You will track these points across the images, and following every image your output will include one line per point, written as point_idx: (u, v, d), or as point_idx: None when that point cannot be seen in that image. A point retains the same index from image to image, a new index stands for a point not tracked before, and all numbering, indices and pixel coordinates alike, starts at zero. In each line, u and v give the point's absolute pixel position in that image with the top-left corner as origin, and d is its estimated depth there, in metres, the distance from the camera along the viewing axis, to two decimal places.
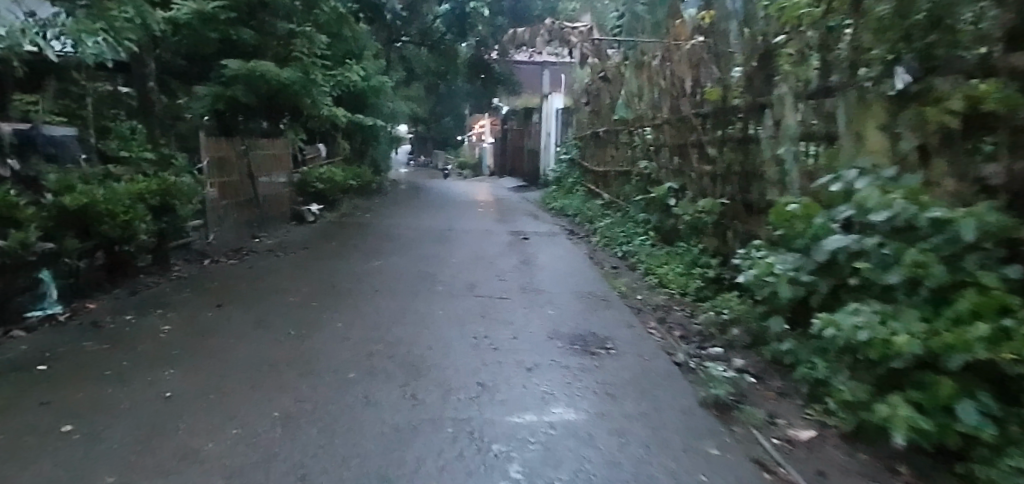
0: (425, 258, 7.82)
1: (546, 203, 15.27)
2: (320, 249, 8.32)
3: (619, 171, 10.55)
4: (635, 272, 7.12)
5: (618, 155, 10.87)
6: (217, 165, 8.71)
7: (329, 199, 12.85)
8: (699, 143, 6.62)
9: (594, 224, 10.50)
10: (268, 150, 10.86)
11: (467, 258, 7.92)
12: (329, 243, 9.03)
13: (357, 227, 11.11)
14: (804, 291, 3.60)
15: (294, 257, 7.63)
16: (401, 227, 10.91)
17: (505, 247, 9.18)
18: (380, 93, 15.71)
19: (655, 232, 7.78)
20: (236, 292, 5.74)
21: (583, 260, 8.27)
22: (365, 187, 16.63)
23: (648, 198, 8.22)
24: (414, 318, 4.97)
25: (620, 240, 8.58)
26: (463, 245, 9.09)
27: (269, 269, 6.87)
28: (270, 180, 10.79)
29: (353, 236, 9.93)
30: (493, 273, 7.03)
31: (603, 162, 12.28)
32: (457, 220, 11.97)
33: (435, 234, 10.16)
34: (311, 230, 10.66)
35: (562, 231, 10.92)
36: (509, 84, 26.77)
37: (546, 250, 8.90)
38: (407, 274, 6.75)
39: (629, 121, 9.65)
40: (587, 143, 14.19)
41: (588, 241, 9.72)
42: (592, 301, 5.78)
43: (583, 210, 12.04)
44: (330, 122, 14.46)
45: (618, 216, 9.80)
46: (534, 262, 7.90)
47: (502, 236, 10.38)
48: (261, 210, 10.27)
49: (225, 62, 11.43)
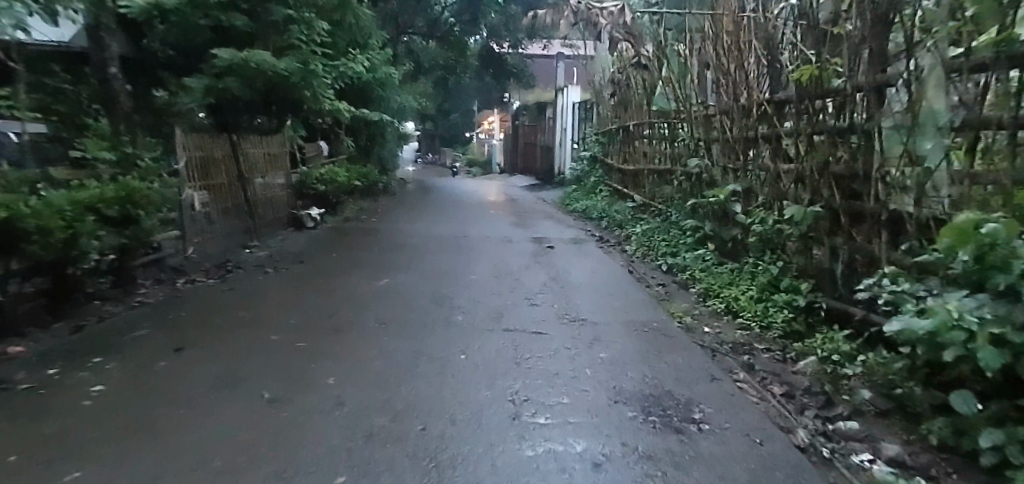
0: (439, 274, 6.66)
1: (565, 203, 14.09)
2: (317, 263, 7.18)
3: (655, 170, 9.33)
4: (690, 294, 5.93)
5: (653, 152, 9.65)
6: (201, 165, 7.58)
7: (331, 202, 11.74)
8: (772, 136, 5.43)
9: (628, 230, 9.27)
10: (263, 149, 9.73)
11: (488, 274, 6.74)
12: (329, 254, 7.89)
13: (361, 234, 9.97)
14: (1014, 355, 2.41)
15: (285, 274, 6.48)
16: (411, 234, 9.75)
17: (529, 258, 8.00)
18: (386, 85, 14.59)
19: (709, 243, 6.58)
20: (206, 325, 4.61)
21: (624, 273, 7.07)
22: (371, 188, 15.51)
23: (698, 203, 7.03)
24: (429, 367, 3.82)
25: (664, 252, 7.38)
26: (482, 256, 7.92)
27: (254, 291, 5.74)
28: (265, 182, 9.66)
29: (357, 245, 8.76)
30: (521, 293, 5.86)
31: (633, 159, 11.05)
32: (472, 226, 10.81)
33: (448, 242, 8.99)
34: (309, 239, 9.51)
35: (589, 237, 9.73)
36: (521, 78, 25.54)
37: (577, 262, 7.69)
38: (419, 298, 5.59)
39: (669, 113, 8.44)
40: (612, 139, 12.96)
41: (622, 250, 8.50)
42: (652, 336, 4.59)
43: (611, 213, 10.81)
44: (333, 118, 13.33)
45: (657, 221, 8.58)
46: (567, 277, 6.72)
47: (523, 243, 9.21)
48: (254, 217, 9.10)
49: (216, 52, 10.33)
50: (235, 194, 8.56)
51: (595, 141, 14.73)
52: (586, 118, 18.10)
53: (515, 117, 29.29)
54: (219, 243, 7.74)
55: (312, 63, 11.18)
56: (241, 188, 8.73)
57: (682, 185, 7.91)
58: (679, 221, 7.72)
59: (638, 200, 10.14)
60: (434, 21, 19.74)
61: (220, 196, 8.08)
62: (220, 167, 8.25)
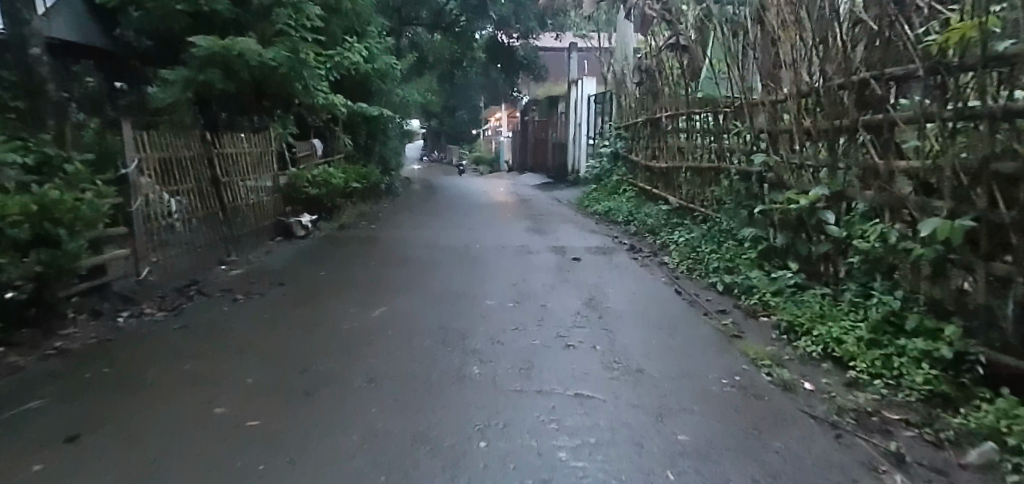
0: (446, 300, 5.42)
1: (584, 204, 12.85)
2: (301, 286, 5.94)
3: (696, 168, 8.06)
4: (767, 328, 4.67)
5: (692, 148, 8.37)
6: (166, 168, 6.39)
7: (326, 207, 10.58)
8: (880, 125, 4.16)
9: (665, 239, 8.01)
10: (248, 148, 8.53)
11: (507, 299, 5.50)
12: (316, 272, 6.66)
13: (358, 244, 8.76)
14: None
15: (259, 302, 5.25)
16: (414, 245, 8.53)
17: (552, 273, 6.76)
18: (387, 78, 13.40)
19: (782, 261, 5.34)
20: (133, 391, 3.38)
21: (671, 296, 5.80)
22: (372, 190, 14.34)
23: (764, 210, 5.78)
24: (434, 469, 2.54)
25: (717, 269, 6.14)
26: (498, 272, 6.68)
27: (213, 329, 4.51)
28: (249, 185, 8.46)
29: (352, 259, 7.55)
30: (551, 328, 4.63)
31: (665, 156, 9.79)
32: (483, 232, 9.58)
33: (458, 254, 7.74)
34: (297, 251, 8.30)
35: (618, 246, 8.48)
36: (532, 71, 24.28)
37: (610, 280, 6.43)
38: (424, 338, 4.35)
39: (717, 103, 7.20)
40: (637, 134, 11.69)
41: (661, 263, 7.25)
42: (742, 401, 3.32)
43: (641, 218, 9.54)
44: (329, 114, 12.15)
45: (701, 229, 7.32)
46: (604, 301, 5.47)
47: (544, 255, 7.97)
48: (235, 227, 7.91)
49: (193, 39, 9.19)
50: (210, 201, 7.36)
51: (617, 137, 13.47)
52: (605, 112, 16.82)
53: (525, 113, 28.02)
54: (186, 259, 6.54)
55: (302, 52, 10.02)
56: (217, 194, 7.52)
57: (736, 186, 6.64)
58: (734, 230, 6.46)
59: (674, 202, 8.87)
60: (439, 11, 18.58)
61: (192, 204, 6.88)
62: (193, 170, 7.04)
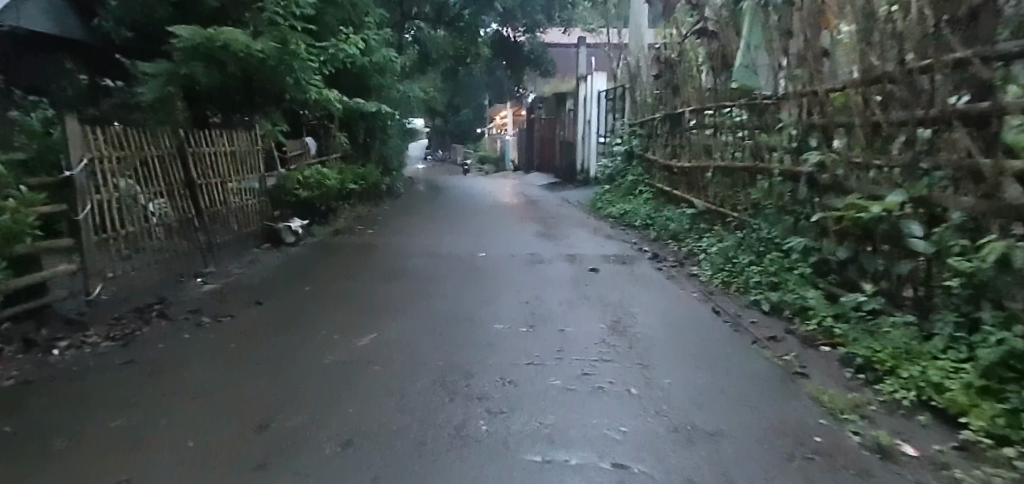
0: (446, 325, 4.62)
1: (596, 206, 12.06)
2: (281, 305, 5.14)
3: (726, 169, 7.26)
4: (836, 364, 3.86)
5: (721, 147, 7.57)
6: (131, 170, 5.60)
7: (320, 211, 9.84)
8: (980, 115, 3.35)
9: (694, 248, 7.20)
10: (231, 147, 7.73)
11: (518, 322, 4.69)
12: (300, 287, 5.86)
13: (354, 252, 7.99)
14: None
15: (227, 328, 4.45)
16: (415, 253, 7.74)
17: (568, 287, 5.95)
18: (386, 72, 12.65)
19: (852, 282, 4.52)
20: (38, 456, 2.56)
21: (710, 318, 4.97)
22: (371, 191, 13.58)
23: (822, 220, 4.98)
24: None
25: (762, 286, 5.33)
26: (506, 286, 5.88)
27: (163, 366, 3.70)
28: (231, 188, 7.67)
29: (343, 270, 6.75)
30: (572, 364, 3.81)
31: (688, 155, 8.99)
32: (489, 238, 8.79)
33: (462, 266, 6.93)
34: (284, 261, 7.50)
35: (639, 254, 7.68)
36: (539, 67, 23.48)
37: (635, 296, 5.62)
38: (417, 378, 3.54)
39: (755, 97, 6.41)
40: (654, 131, 10.89)
41: (692, 276, 6.44)
42: (834, 476, 2.45)
43: (663, 223, 8.73)
44: (323, 110, 11.41)
45: (736, 236, 6.50)
46: (632, 326, 4.66)
47: (558, 264, 7.17)
48: (216, 236, 7.15)
49: (174, 29, 8.46)
50: (186, 206, 6.56)
51: (630, 134, 12.67)
52: (617, 109, 16.02)
53: (531, 110, 27.22)
54: (156, 272, 5.80)
55: (293, 43, 9.27)
56: (194, 199, 6.74)
57: (780, 190, 5.82)
58: (778, 240, 5.65)
59: (700, 206, 8.05)
60: (442, 5, 17.86)
61: (166, 210, 6.12)
62: (166, 172, 6.27)
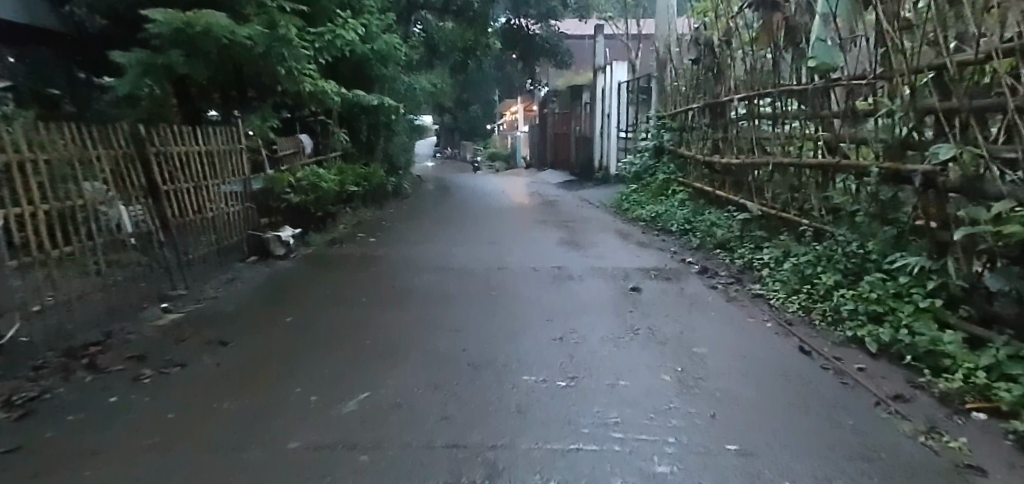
0: (459, 379, 3.48)
1: (623, 207, 10.93)
2: (251, 346, 4.01)
3: (794, 167, 6.10)
4: (1013, 448, 2.69)
5: (786, 139, 6.42)
6: (79, 174, 4.54)
7: (316, 216, 8.80)
8: None
9: (755, 263, 6.06)
10: (210, 146, 6.61)
11: (554, 374, 3.54)
12: (281, 318, 4.74)
13: (352, 266, 6.89)
14: None
15: (170, 387, 3.31)
16: (422, 268, 6.63)
17: (609, 314, 4.80)
18: (392, 63, 11.60)
19: (1011, 325, 3.36)
20: None
21: (804, 366, 3.79)
22: (375, 193, 12.49)
23: (956, 235, 3.79)
24: None
25: (863, 319, 4.22)
26: (533, 315, 4.74)
27: (56, 455, 2.55)
28: (209, 193, 6.55)
29: (336, 292, 5.65)
30: (639, 451, 2.64)
31: (738, 150, 7.83)
32: (507, 248, 7.69)
33: (478, 286, 5.80)
34: (268, 278, 6.39)
35: (684, 268, 6.56)
36: (555, 59, 22.29)
37: (697, 330, 4.46)
38: (420, 481, 2.37)
39: (833, 80, 5.27)
40: (691, 123, 9.73)
41: (758, 299, 5.31)
42: None
43: (709, 230, 7.60)
44: (322, 105, 10.35)
45: (814, 249, 5.36)
46: (706, 380, 3.50)
47: (590, 281, 6.06)
48: (192, 249, 6.09)
49: (148, 12, 7.45)
50: (153, 217, 5.43)
51: (660, 128, 11.53)
52: (642, 102, 14.89)
53: (544, 105, 26.04)
54: (111, 299, 4.77)
55: (283, 27, 8.23)
56: (167, 205, 5.66)
57: (879, 195, 4.68)
58: (878, 258, 4.52)
59: (755, 210, 6.90)
60: None
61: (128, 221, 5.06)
62: (127, 174, 5.19)
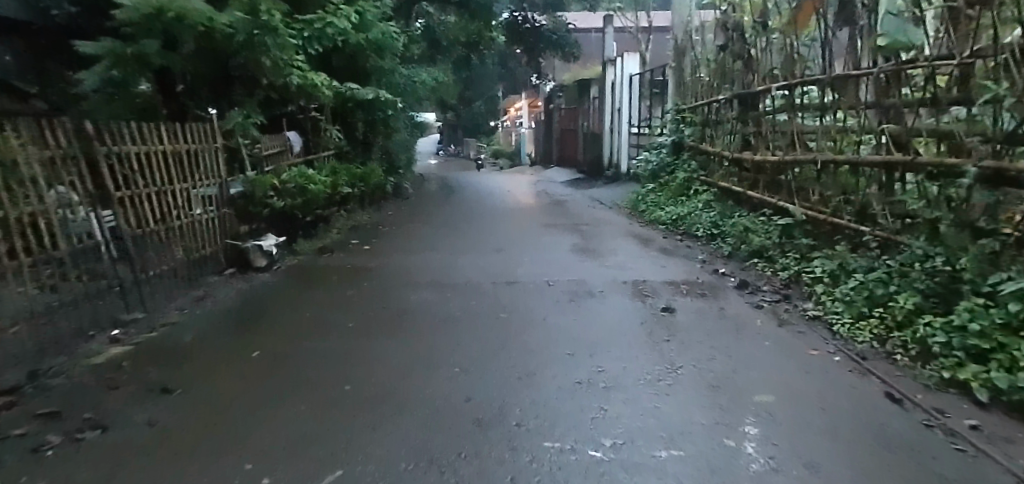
0: (463, 448, 2.64)
1: (640, 209, 10.10)
2: (201, 397, 3.18)
3: (849, 165, 5.28)
4: None
5: (838, 133, 5.58)
6: (15, 180, 3.78)
7: (305, 222, 7.99)
8: None
9: (807, 279, 5.24)
10: (175, 146, 5.75)
11: (586, 439, 2.71)
12: (247, 353, 3.91)
13: (341, 279, 6.08)
14: None
15: (78, 463, 2.48)
16: (420, 283, 5.81)
17: (642, 347, 3.96)
18: (390, 54, 10.79)
19: None
20: None
21: (908, 428, 2.93)
22: (372, 194, 11.71)
23: None
24: None
25: (960, 356, 3.39)
26: (550, 349, 3.91)
27: None
28: (173, 200, 5.69)
29: (318, 315, 4.84)
30: None
31: (773, 146, 7.00)
32: (515, 258, 6.87)
33: (483, 307, 4.96)
34: (242, 296, 5.56)
35: (721, 283, 5.73)
36: (562, 51, 21.39)
37: (754, 371, 3.61)
38: None
39: (902, 62, 4.46)
40: (716, 117, 8.89)
41: (818, 325, 4.49)
42: None
43: (743, 236, 6.78)
44: (314, 100, 9.56)
45: (884, 264, 4.53)
46: (786, 448, 2.65)
47: (615, 298, 5.23)
48: (158, 264, 5.31)
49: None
50: (100, 230, 4.54)
51: (678, 122, 10.70)
52: (656, 95, 14.04)
53: (550, 100, 25.18)
54: (54, 328, 4.01)
55: (266, 12, 7.45)
56: (125, 214, 4.87)
57: (971, 201, 3.83)
58: (974, 279, 3.66)
59: (798, 214, 6.08)
60: None
61: (80, 233, 4.31)
62: (77, 178, 4.41)
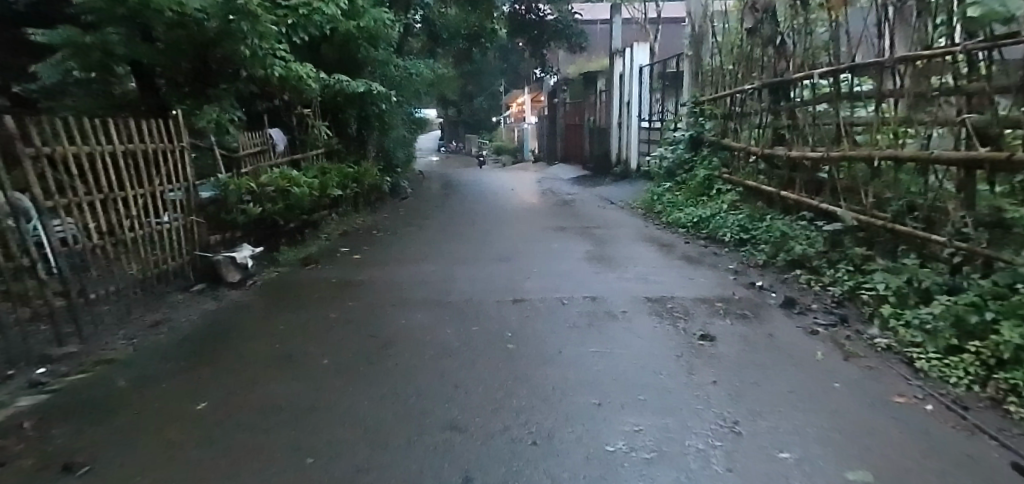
0: None
1: (656, 209, 9.30)
2: (116, 473, 2.41)
3: (917, 163, 4.46)
4: None
5: (899, 125, 4.76)
6: None
7: (288, 228, 7.23)
8: None
9: (868, 298, 4.45)
10: (131, 145, 4.82)
11: None
12: (190, 405, 3.15)
13: (323, 297, 5.31)
14: None
15: None
16: (413, 303, 5.03)
17: (684, 395, 3.17)
18: (384, 43, 10.00)
19: None
20: None
21: None
22: (367, 195, 10.93)
23: None
24: None
25: None
26: (568, 397, 3.13)
27: None
28: (130, 209, 4.76)
29: (292, 345, 4.07)
30: None
31: (811, 140, 6.20)
32: (522, 269, 6.11)
33: (484, 334, 4.18)
34: (206, 316, 4.76)
35: (761, 300, 4.95)
36: (568, 43, 20.54)
37: (834, 431, 2.81)
38: None
39: (991, 37, 3.68)
40: (741, 109, 8.10)
41: (893, 360, 3.69)
42: None
43: (780, 243, 5.98)
44: (301, 93, 8.77)
45: (973, 285, 3.73)
46: None
47: (642, 321, 4.45)
48: (116, 278, 4.53)
49: None
50: (31, 245, 3.68)
51: (695, 115, 9.89)
52: (669, 87, 13.21)
53: (555, 95, 24.36)
54: None
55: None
56: (69, 220, 4.08)
57: None
58: None
59: (849, 220, 5.29)
60: None
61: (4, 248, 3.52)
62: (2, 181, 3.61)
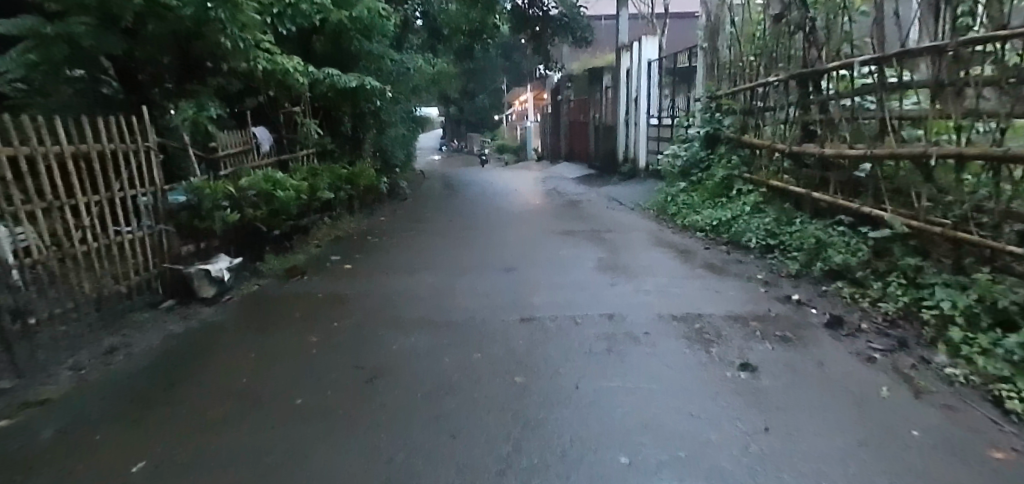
0: None
1: (670, 211, 8.71)
2: None
3: (985, 161, 3.85)
4: None
5: (961, 118, 4.15)
6: None
7: (272, 234, 6.65)
8: None
9: (930, 318, 3.83)
10: (84, 146, 4.21)
11: None
12: (128, 463, 2.54)
13: (306, 316, 4.73)
14: None
15: None
16: (407, 323, 4.44)
17: (730, 450, 2.57)
18: (380, 35, 9.41)
19: None
20: None
21: None
22: (362, 197, 10.34)
23: None
24: None
25: None
26: (590, 454, 2.52)
27: None
28: (83, 219, 4.17)
29: (264, 381, 3.47)
30: None
31: (848, 136, 5.59)
32: (529, 281, 5.51)
33: (487, 364, 3.60)
34: (170, 341, 4.17)
35: (800, 318, 4.36)
36: (574, 38, 19.97)
37: None
38: None
39: None
40: (763, 103, 7.50)
41: (974, 397, 3.07)
42: None
43: (815, 250, 5.38)
44: (289, 89, 8.21)
45: None
46: None
47: (667, 345, 3.87)
48: (67, 295, 3.99)
49: None
50: None
51: (711, 111, 9.30)
52: (681, 82, 12.61)
53: (559, 92, 23.77)
54: None
55: None
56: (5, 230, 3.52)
57: None
58: None
59: (898, 225, 4.68)
60: None
61: None
62: None
